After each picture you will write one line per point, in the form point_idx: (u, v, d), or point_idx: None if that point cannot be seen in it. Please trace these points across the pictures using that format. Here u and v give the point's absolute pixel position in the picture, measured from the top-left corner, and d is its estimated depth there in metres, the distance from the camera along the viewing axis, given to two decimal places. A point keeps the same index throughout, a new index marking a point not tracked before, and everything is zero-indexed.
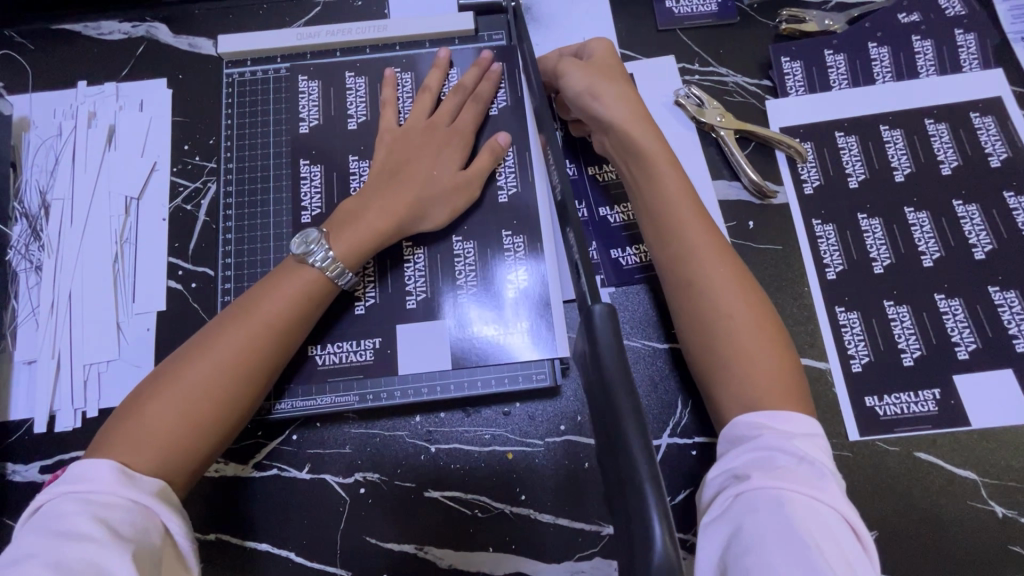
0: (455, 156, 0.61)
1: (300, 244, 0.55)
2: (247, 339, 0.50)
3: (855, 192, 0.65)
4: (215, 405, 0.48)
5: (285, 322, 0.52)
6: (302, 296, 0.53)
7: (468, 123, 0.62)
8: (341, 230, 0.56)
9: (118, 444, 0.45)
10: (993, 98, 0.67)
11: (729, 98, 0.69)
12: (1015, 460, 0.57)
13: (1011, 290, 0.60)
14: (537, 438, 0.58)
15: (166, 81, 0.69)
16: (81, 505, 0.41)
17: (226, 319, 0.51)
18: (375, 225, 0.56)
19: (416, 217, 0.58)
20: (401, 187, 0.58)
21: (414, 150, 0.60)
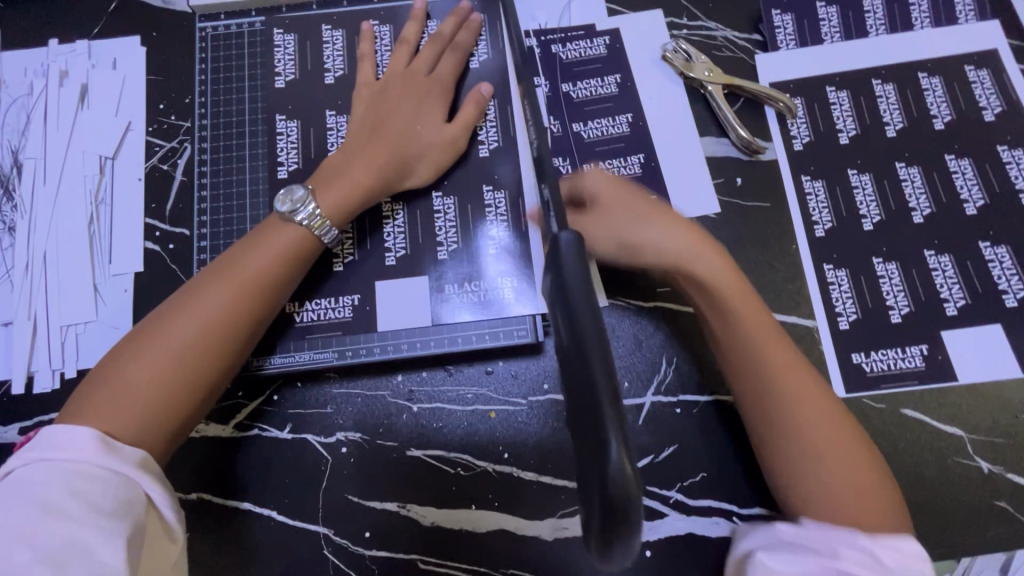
0: (438, 108, 0.61)
1: (285, 202, 0.54)
2: (229, 298, 0.49)
3: (846, 148, 0.63)
4: (198, 366, 0.47)
5: (269, 281, 0.51)
6: (285, 254, 0.52)
7: (448, 73, 0.62)
8: (327, 186, 0.55)
9: (101, 404, 0.45)
10: (989, 51, 0.65)
11: (718, 53, 0.67)
12: (1002, 416, 0.57)
13: (1002, 245, 0.59)
14: (520, 397, 0.58)
15: (139, 38, 0.67)
16: (60, 475, 0.40)
17: (207, 278, 0.50)
18: (361, 181, 0.56)
19: (403, 172, 0.58)
20: (385, 139, 0.57)
21: (397, 102, 0.59)
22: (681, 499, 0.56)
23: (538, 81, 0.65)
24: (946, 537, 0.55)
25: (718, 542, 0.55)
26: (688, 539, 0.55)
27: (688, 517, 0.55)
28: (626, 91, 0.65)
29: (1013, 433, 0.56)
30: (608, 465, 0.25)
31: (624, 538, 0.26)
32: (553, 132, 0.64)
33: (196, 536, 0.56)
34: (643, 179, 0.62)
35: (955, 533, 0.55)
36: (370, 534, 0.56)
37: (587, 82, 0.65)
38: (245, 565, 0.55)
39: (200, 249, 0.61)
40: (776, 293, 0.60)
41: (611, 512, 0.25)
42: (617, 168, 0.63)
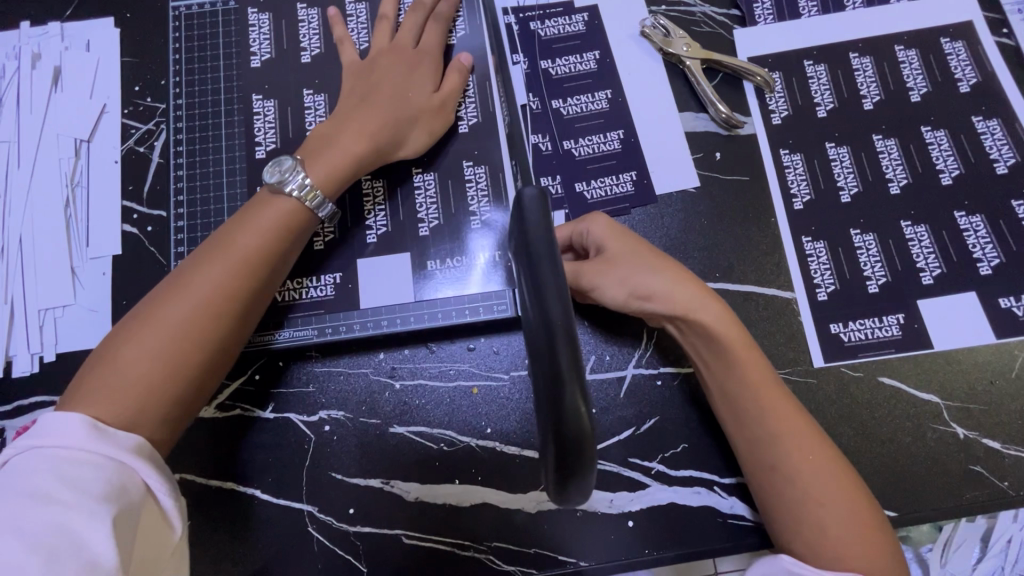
0: (427, 76, 0.60)
1: (273, 173, 0.52)
2: (223, 276, 0.48)
3: (824, 121, 0.63)
4: (194, 347, 0.46)
5: (263, 256, 0.50)
6: (279, 228, 0.51)
7: (433, 41, 0.62)
8: (317, 156, 0.54)
9: (95, 389, 0.43)
10: (965, 23, 0.65)
11: (696, 28, 0.67)
12: (977, 383, 0.57)
13: (977, 214, 0.60)
14: (502, 372, 0.58)
15: (113, 20, 0.66)
16: (52, 463, 0.39)
17: (201, 256, 0.49)
18: (354, 149, 0.55)
19: (395, 141, 0.57)
20: (376, 107, 0.57)
21: (386, 72, 0.59)
22: (662, 470, 0.56)
23: (516, 58, 0.65)
24: (923, 501, 0.55)
25: (699, 511, 0.55)
26: (669, 509, 0.56)
27: (669, 487, 0.56)
28: (604, 67, 0.65)
29: (988, 399, 0.57)
30: (563, 409, 0.27)
31: (581, 476, 0.29)
32: (532, 108, 0.64)
33: None
34: (623, 154, 0.63)
35: (931, 498, 0.55)
36: (354, 510, 0.56)
37: (566, 58, 0.65)
38: (229, 544, 0.55)
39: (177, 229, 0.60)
40: (755, 265, 0.61)
41: (569, 451, 0.28)
42: (596, 144, 0.63)
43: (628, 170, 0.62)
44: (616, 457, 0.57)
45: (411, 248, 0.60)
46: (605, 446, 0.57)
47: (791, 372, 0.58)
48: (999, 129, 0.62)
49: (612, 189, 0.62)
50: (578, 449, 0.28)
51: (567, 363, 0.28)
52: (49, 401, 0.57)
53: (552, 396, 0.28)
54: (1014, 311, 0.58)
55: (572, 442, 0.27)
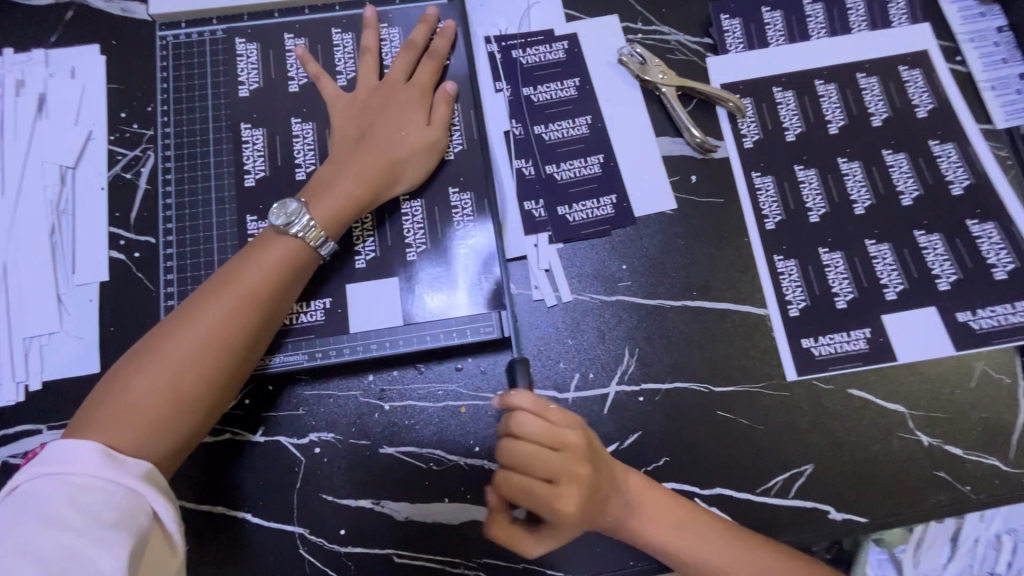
0: (418, 112, 0.62)
1: (279, 215, 0.55)
2: (228, 309, 0.51)
3: (793, 145, 0.67)
4: (200, 381, 0.49)
5: (266, 293, 0.53)
6: (280, 265, 0.54)
7: (424, 77, 0.64)
8: (319, 198, 0.57)
9: (104, 418, 0.46)
10: (921, 51, 0.69)
11: (672, 56, 0.70)
12: (940, 392, 0.61)
13: (935, 233, 0.63)
14: (489, 391, 0.60)
15: (98, 47, 0.66)
16: (65, 488, 0.40)
17: (207, 291, 0.52)
18: (352, 191, 0.58)
19: (390, 177, 0.59)
20: (373, 148, 0.59)
21: (377, 111, 0.61)
22: None
23: (500, 85, 0.67)
24: (890, 506, 0.58)
25: None
26: None
27: None
28: (584, 94, 0.67)
29: (950, 408, 0.61)
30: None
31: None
32: (515, 134, 0.66)
33: None
34: (603, 178, 0.65)
35: (899, 502, 0.58)
36: (345, 531, 0.57)
37: (547, 85, 0.67)
38: (220, 568, 0.56)
39: (164, 254, 0.61)
40: (730, 283, 0.63)
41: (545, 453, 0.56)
42: (578, 169, 0.65)
43: (608, 193, 0.65)
44: None
45: (401, 272, 0.61)
46: None
47: (766, 386, 0.61)
48: (954, 152, 0.66)
49: (593, 212, 0.64)
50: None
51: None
52: (35, 428, 0.57)
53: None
54: (971, 324, 0.61)
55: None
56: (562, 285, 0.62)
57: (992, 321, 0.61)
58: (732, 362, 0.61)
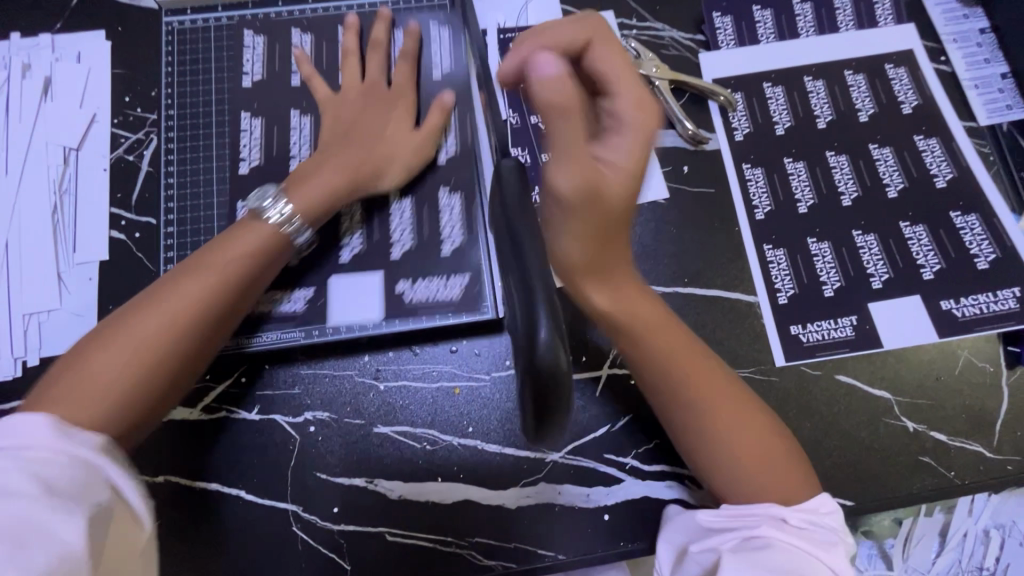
0: (406, 114, 0.64)
1: (256, 202, 0.57)
2: (193, 293, 0.51)
3: (782, 138, 0.68)
4: (163, 355, 0.49)
5: (233, 277, 0.54)
6: (251, 251, 0.55)
7: (404, 78, 0.66)
8: (297, 186, 0.58)
9: (61, 393, 0.45)
10: (906, 51, 0.71)
11: (665, 51, 0.72)
12: (925, 379, 0.62)
13: (919, 224, 0.65)
14: (483, 372, 0.61)
15: (103, 32, 0.68)
16: (13, 459, 0.39)
17: (175, 274, 0.52)
18: (335, 182, 0.59)
19: (374, 173, 0.61)
20: (354, 145, 0.61)
21: (361, 111, 0.63)
22: (637, 465, 0.59)
23: None
24: (876, 490, 0.59)
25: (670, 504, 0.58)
26: (643, 502, 0.58)
27: (643, 482, 0.59)
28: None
29: (935, 395, 0.62)
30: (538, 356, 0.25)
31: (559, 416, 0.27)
32: (512, 124, 0.67)
33: (164, 518, 0.56)
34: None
35: (885, 486, 0.60)
36: (338, 509, 0.57)
37: None
38: (213, 544, 0.56)
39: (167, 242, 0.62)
40: (721, 271, 0.65)
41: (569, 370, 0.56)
42: None
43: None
44: (593, 454, 0.59)
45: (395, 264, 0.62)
46: (580, 443, 0.59)
47: (755, 371, 0.62)
48: (938, 147, 0.68)
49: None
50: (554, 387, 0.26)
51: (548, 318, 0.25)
52: None
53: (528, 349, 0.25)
54: (954, 313, 0.63)
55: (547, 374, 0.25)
56: None
57: (975, 309, 0.63)
58: (722, 346, 0.62)
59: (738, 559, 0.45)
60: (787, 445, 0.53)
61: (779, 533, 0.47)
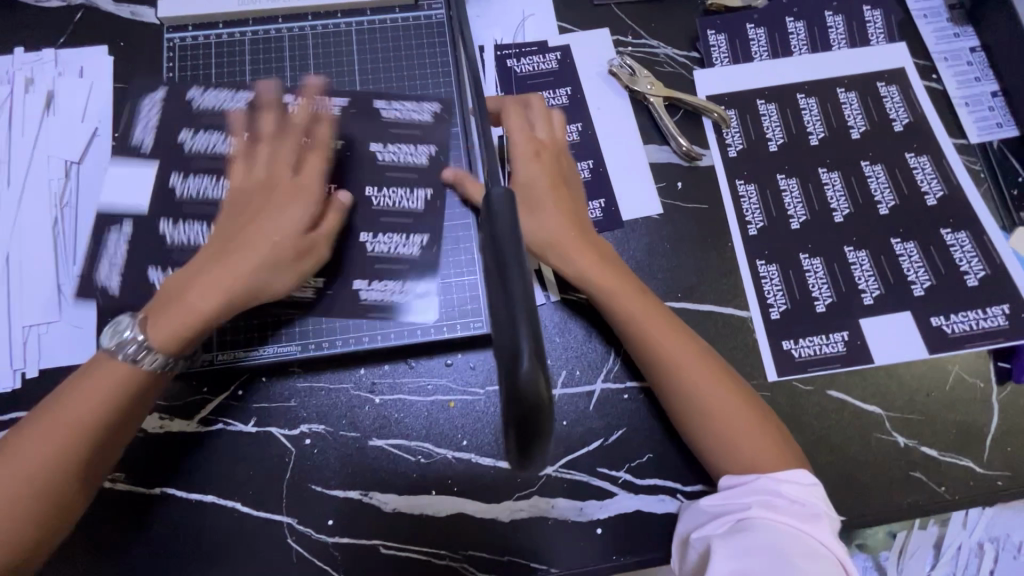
0: (304, 202, 0.57)
1: (111, 336, 0.51)
2: (45, 443, 0.49)
3: (775, 154, 0.69)
4: (33, 505, 0.48)
5: (97, 417, 0.50)
6: (110, 389, 0.51)
7: (312, 175, 0.58)
8: (160, 314, 0.52)
9: None
10: (898, 69, 0.72)
11: (660, 68, 0.73)
12: (916, 396, 0.63)
13: (910, 241, 0.66)
14: (478, 386, 0.61)
15: (106, 47, 0.69)
16: None
17: (31, 419, 0.50)
18: (197, 307, 0.52)
19: (253, 290, 0.54)
20: (233, 255, 0.54)
21: (254, 213, 0.56)
22: (630, 479, 0.60)
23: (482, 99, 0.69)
24: (867, 506, 0.60)
25: (663, 518, 0.59)
26: (635, 516, 0.59)
27: (636, 496, 0.59)
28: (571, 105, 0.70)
29: (926, 410, 0.62)
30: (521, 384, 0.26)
31: (539, 441, 0.28)
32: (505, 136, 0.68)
33: (160, 530, 0.57)
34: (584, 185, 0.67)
35: (876, 501, 0.60)
36: (333, 521, 0.58)
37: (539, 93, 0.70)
38: (208, 556, 0.56)
39: (121, 235, 0.61)
40: (714, 286, 0.65)
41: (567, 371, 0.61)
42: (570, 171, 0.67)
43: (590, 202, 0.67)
44: (587, 468, 0.60)
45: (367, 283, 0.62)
46: (574, 457, 0.60)
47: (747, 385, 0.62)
48: (929, 164, 0.68)
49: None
50: (536, 416, 0.27)
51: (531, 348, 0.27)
52: None
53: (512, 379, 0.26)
54: (944, 329, 0.63)
55: (530, 405, 0.26)
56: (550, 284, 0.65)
57: (965, 326, 0.63)
58: None
59: (737, 548, 0.50)
60: (776, 428, 0.56)
61: (771, 516, 0.51)
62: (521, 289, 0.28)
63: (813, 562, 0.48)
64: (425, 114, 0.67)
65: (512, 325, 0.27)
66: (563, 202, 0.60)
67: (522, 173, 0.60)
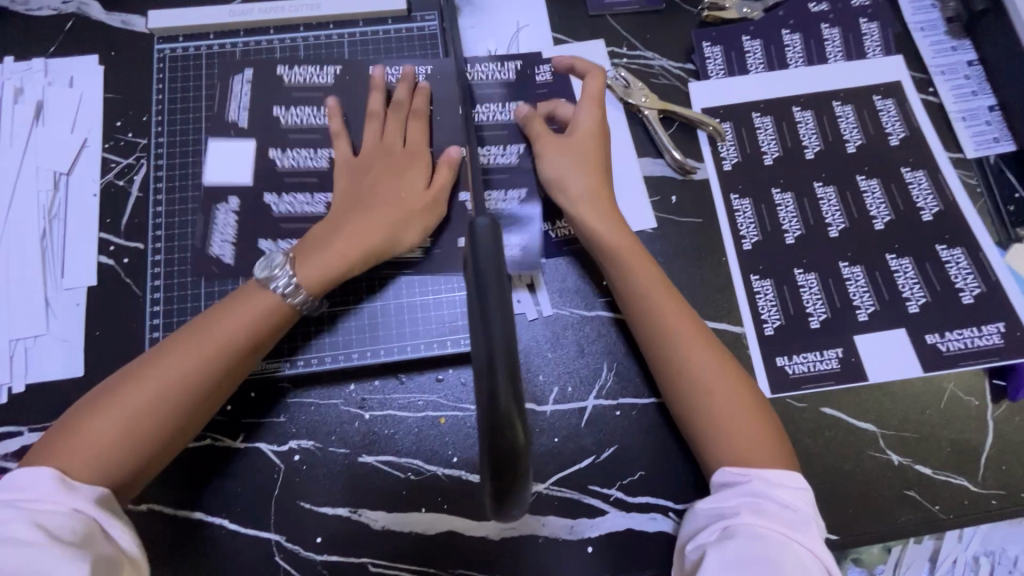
0: (419, 171, 0.62)
1: (262, 269, 0.56)
2: (193, 359, 0.52)
3: (770, 168, 0.69)
4: (166, 418, 0.50)
5: (239, 348, 0.53)
6: (253, 321, 0.54)
7: (419, 139, 0.63)
8: (310, 258, 0.57)
9: (60, 451, 0.48)
10: (894, 82, 0.72)
11: (655, 80, 0.72)
12: (911, 413, 0.62)
13: (905, 257, 0.65)
14: (469, 403, 0.61)
15: (97, 57, 0.68)
16: (21, 511, 0.44)
17: (183, 335, 0.53)
18: (346, 252, 0.57)
19: (391, 239, 0.59)
20: (375, 211, 0.59)
21: (376, 176, 0.61)
22: (622, 497, 0.59)
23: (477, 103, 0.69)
24: (860, 524, 0.59)
25: (654, 537, 0.58)
26: (626, 534, 0.58)
27: (627, 514, 0.59)
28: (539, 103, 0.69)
29: (921, 428, 0.62)
30: (497, 442, 0.26)
31: (518, 495, 0.27)
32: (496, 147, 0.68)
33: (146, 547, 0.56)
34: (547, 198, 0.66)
35: (869, 520, 0.59)
36: (321, 539, 0.57)
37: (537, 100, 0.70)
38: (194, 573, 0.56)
39: (227, 211, 0.63)
40: (708, 302, 0.65)
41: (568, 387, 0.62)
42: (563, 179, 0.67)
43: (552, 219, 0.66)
44: (578, 485, 0.59)
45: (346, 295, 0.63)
46: (566, 474, 0.60)
47: None
48: (925, 179, 0.68)
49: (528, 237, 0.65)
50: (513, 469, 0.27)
51: (507, 400, 0.27)
52: (15, 431, 0.58)
53: (490, 435, 0.26)
54: (939, 347, 0.63)
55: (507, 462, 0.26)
56: (543, 299, 0.64)
57: (960, 344, 0.63)
58: None
59: (723, 555, 0.47)
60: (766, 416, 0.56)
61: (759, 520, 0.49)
62: (500, 337, 0.27)
63: (799, 569, 0.46)
64: (510, 73, 0.70)
65: (490, 379, 0.27)
66: (600, 161, 0.64)
67: (580, 123, 0.65)
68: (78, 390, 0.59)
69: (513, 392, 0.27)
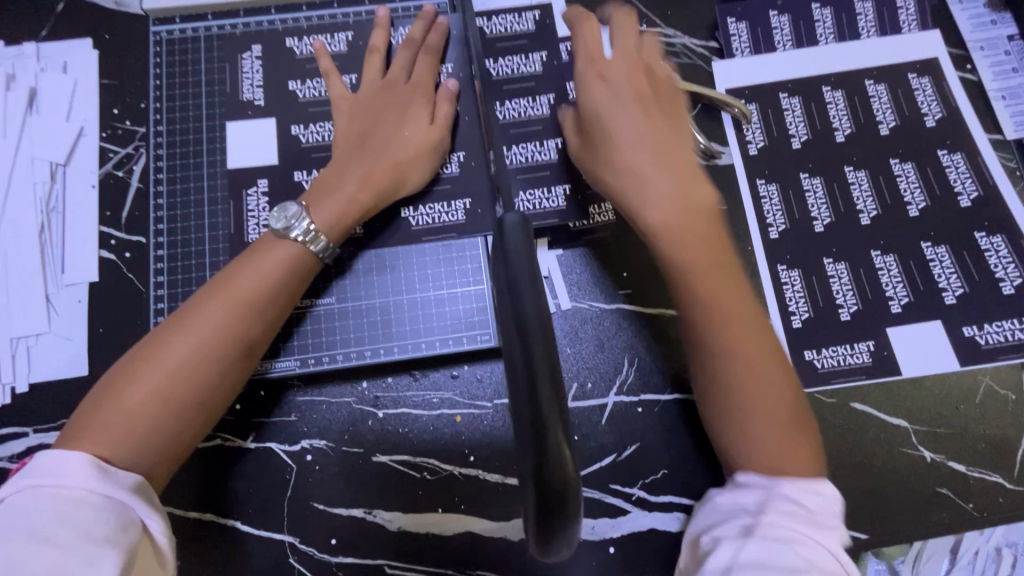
0: (419, 109, 0.60)
1: (279, 219, 0.53)
2: (219, 316, 0.49)
3: (799, 151, 0.65)
4: (201, 381, 0.48)
5: (262, 301, 0.51)
6: (278, 270, 0.52)
7: (425, 75, 0.62)
8: (322, 201, 0.55)
9: (92, 431, 0.44)
10: (930, 59, 0.68)
11: (676, 59, 0.68)
12: (944, 408, 0.60)
13: (941, 245, 0.62)
14: (485, 400, 0.59)
15: (91, 41, 0.65)
16: (51, 500, 0.40)
17: (204, 295, 0.50)
18: (356, 195, 0.56)
19: (397, 180, 0.58)
20: (377, 151, 0.57)
21: (379, 112, 0.59)
22: (644, 497, 0.57)
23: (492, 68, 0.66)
24: (890, 524, 0.57)
25: (677, 537, 0.57)
26: (648, 534, 0.57)
27: (649, 514, 0.57)
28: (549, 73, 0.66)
29: (954, 423, 0.59)
30: (545, 450, 0.25)
31: (565, 528, 0.26)
32: (511, 118, 0.64)
33: None
34: (557, 165, 0.63)
35: (901, 519, 0.57)
36: (336, 541, 0.56)
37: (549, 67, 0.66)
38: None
39: (258, 194, 0.61)
40: None
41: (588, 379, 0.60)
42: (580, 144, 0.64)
43: (560, 184, 0.63)
44: (599, 484, 0.58)
45: (353, 283, 0.60)
46: (586, 473, 0.58)
47: None
48: (963, 162, 0.65)
49: (542, 203, 0.62)
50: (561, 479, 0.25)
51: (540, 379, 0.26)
52: (21, 432, 0.56)
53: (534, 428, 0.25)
54: (977, 339, 0.60)
55: (557, 477, 0.25)
56: (560, 292, 0.62)
57: (999, 336, 0.60)
58: None
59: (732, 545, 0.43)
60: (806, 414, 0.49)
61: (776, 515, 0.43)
62: (535, 320, 0.27)
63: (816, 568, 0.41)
64: (528, 28, 0.67)
65: (527, 375, 0.26)
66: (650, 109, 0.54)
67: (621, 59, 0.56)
68: (83, 390, 0.57)
69: (552, 384, 0.26)
